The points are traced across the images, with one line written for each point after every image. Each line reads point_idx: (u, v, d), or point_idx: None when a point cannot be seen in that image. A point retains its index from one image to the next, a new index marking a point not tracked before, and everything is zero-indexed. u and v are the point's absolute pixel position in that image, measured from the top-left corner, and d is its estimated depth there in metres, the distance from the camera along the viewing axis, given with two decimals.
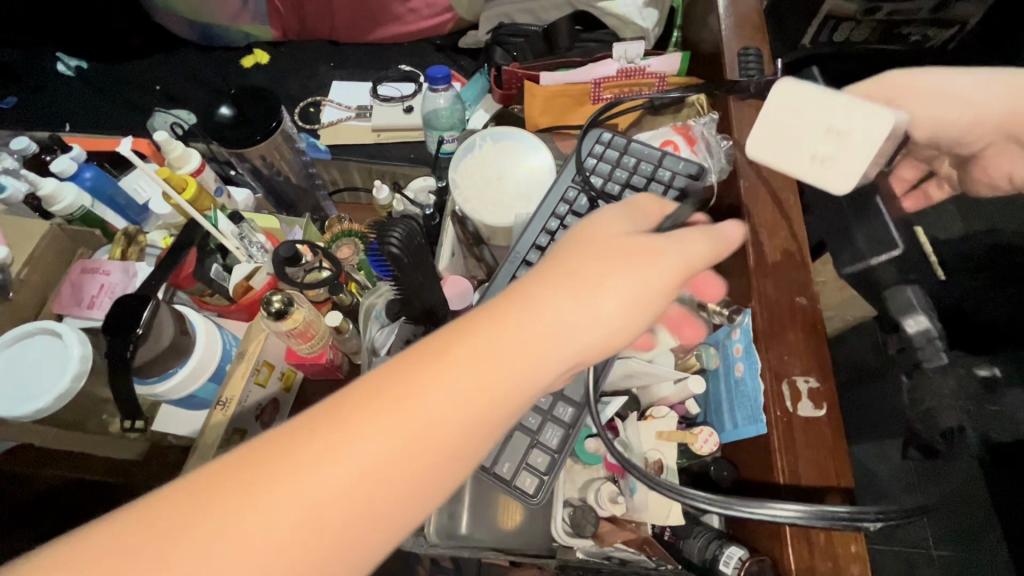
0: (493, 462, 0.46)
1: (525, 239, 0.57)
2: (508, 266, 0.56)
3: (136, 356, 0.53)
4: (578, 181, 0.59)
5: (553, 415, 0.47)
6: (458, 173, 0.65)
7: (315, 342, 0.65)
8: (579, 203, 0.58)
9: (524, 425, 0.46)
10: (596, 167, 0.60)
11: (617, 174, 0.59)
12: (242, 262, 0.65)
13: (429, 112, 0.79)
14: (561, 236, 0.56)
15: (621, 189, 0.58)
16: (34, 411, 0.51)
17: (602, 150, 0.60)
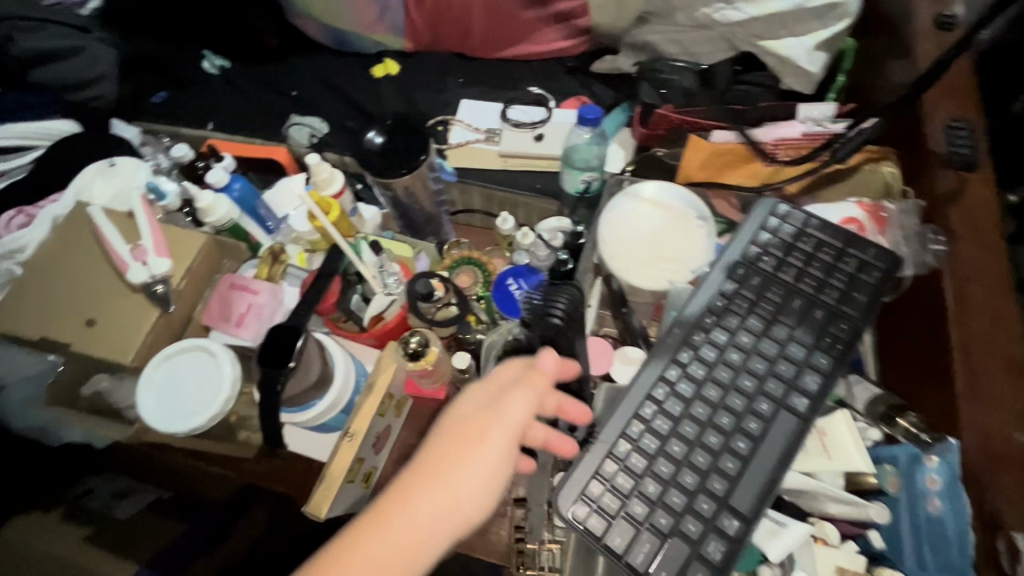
0: (649, 570, 0.43)
1: (685, 315, 0.51)
2: (667, 342, 0.50)
3: (285, 389, 0.55)
4: (749, 256, 0.53)
5: (715, 526, 0.43)
6: (606, 224, 0.61)
7: (439, 377, 0.66)
8: (749, 280, 0.52)
9: (683, 532, 0.43)
10: (770, 241, 0.53)
11: (794, 253, 0.52)
12: (379, 292, 0.64)
13: (571, 148, 0.77)
14: (728, 317, 0.50)
15: (800, 270, 0.51)
16: (189, 429, 0.53)
17: (777, 223, 0.54)
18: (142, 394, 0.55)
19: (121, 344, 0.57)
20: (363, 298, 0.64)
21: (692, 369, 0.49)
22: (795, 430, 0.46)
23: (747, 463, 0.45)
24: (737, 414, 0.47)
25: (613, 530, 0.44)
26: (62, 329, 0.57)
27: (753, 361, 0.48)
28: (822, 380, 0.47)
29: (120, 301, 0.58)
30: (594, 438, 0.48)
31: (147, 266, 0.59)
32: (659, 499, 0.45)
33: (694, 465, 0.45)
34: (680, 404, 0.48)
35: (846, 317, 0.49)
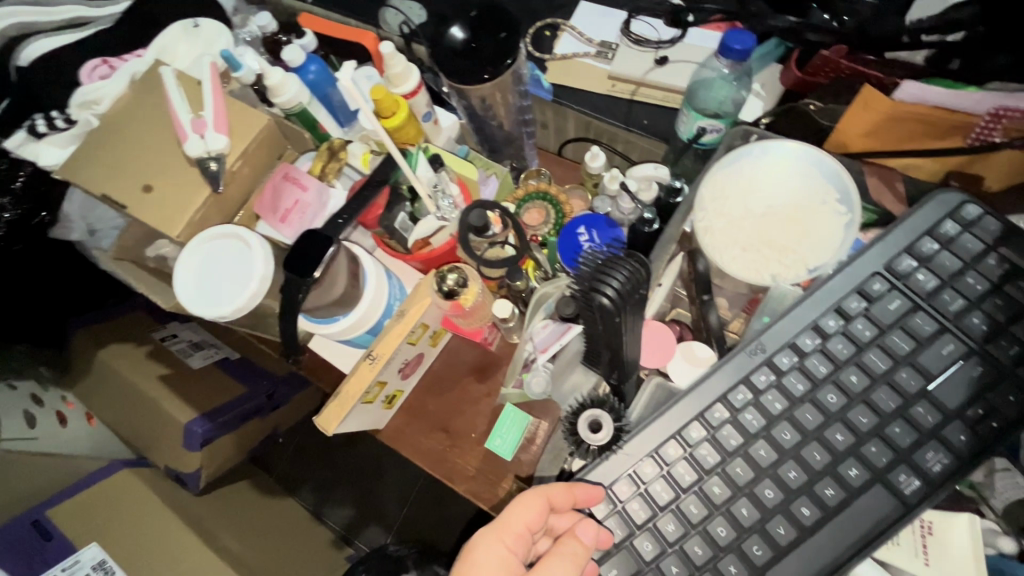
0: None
1: (780, 328, 0.39)
2: (741, 355, 0.39)
3: (306, 300, 0.51)
4: (896, 268, 0.38)
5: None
6: (710, 187, 0.48)
7: (477, 320, 0.60)
8: (885, 302, 0.38)
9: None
10: (937, 254, 0.38)
11: (966, 279, 0.38)
12: (430, 214, 0.57)
13: (696, 86, 0.60)
14: (838, 346, 0.38)
15: (969, 305, 0.37)
16: (214, 317, 0.52)
17: (956, 231, 0.38)
18: (179, 270, 0.54)
19: (171, 216, 0.56)
20: (410, 217, 0.58)
21: (767, 401, 0.38)
22: (887, 514, 0.36)
23: (806, 537, 0.36)
24: (811, 474, 0.37)
25: (610, 560, 0.38)
26: (121, 190, 0.57)
27: (855, 414, 0.37)
28: (952, 464, 0.36)
29: (175, 171, 0.57)
30: (617, 445, 0.40)
31: (204, 140, 0.57)
32: (678, 543, 0.37)
33: (731, 516, 0.37)
34: (736, 437, 0.38)
35: (1018, 388, 0.36)
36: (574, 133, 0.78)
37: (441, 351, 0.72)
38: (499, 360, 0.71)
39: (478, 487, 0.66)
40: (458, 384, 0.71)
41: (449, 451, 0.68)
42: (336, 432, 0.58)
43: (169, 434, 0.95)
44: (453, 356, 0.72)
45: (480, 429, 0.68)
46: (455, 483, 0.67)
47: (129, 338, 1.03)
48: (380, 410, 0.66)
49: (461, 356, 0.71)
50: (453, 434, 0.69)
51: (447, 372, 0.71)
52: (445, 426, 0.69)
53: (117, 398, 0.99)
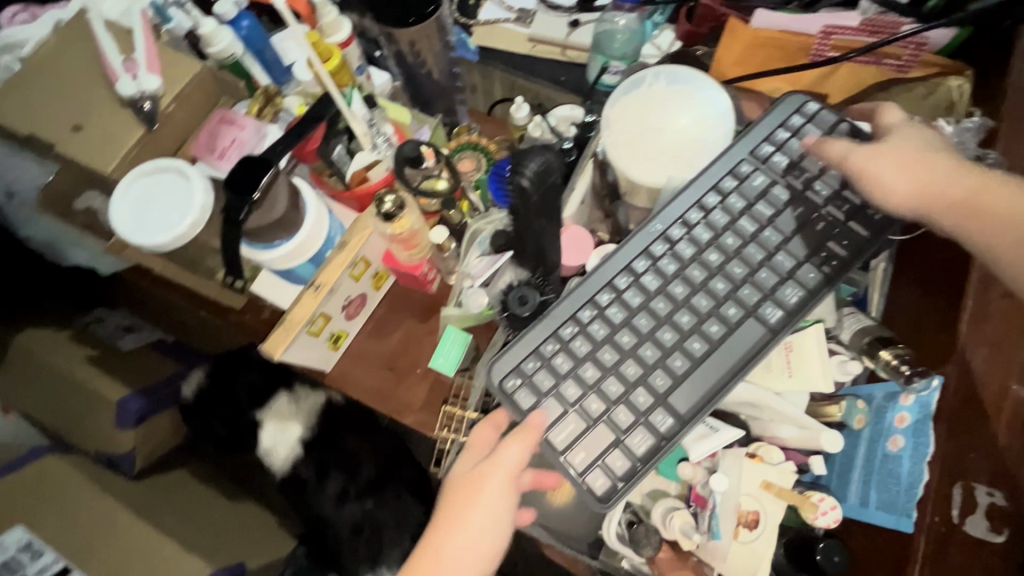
0: (566, 448, 0.44)
1: (673, 207, 0.49)
2: (641, 233, 0.48)
3: (248, 221, 0.54)
4: (758, 153, 0.49)
5: (647, 421, 0.44)
6: (614, 109, 0.55)
7: (415, 251, 0.64)
8: (751, 180, 0.49)
9: (612, 420, 0.44)
10: (787, 141, 0.50)
11: (809, 159, 0.49)
12: (366, 149, 0.61)
13: (602, 35, 0.67)
14: (717, 216, 0.48)
15: (811, 178, 0.49)
16: (154, 245, 0.54)
17: (800, 123, 0.50)
18: (116, 202, 0.55)
19: (102, 154, 0.57)
20: (347, 152, 0.62)
21: (664, 264, 0.47)
22: (758, 340, 0.45)
23: (698, 365, 0.45)
24: (700, 317, 0.46)
25: (540, 406, 0.44)
26: (49, 131, 0.57)
27: (732, 266, 0.47)
28: (803, 296, 0.46)
29: (108, 111, 0.58)
30: (544, 314, 0.47)
31: (136, 81, 0.57)
32: (595, 385, 0.45)
33: (639, 358, 0.45)
34: (639, 295, 0.46)
35: (850, 236, 0.47)
36: (501, 94, 0.85)
37: (384, 296, 0.75)
38: (439, 300, 0.75)
39: (425, 417, 0.71)
40: (401, 326, 0.74)
41: (396, 387, 0.72)
42: (281, 359, 0.60)
43: (101, 415, 0.92)
44: (395, 300, 0.75)
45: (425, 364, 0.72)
46: (402, 415, 0.71)
47: (51, 322, 0.98)
48: (326, 350, 0.69)
49: (403, 299, 0.75)
50: (398, 371, 0.73)
51: (390, 314, 0.74)
52: (391, 365, 0.73)
53: (39, 384, 0.94)
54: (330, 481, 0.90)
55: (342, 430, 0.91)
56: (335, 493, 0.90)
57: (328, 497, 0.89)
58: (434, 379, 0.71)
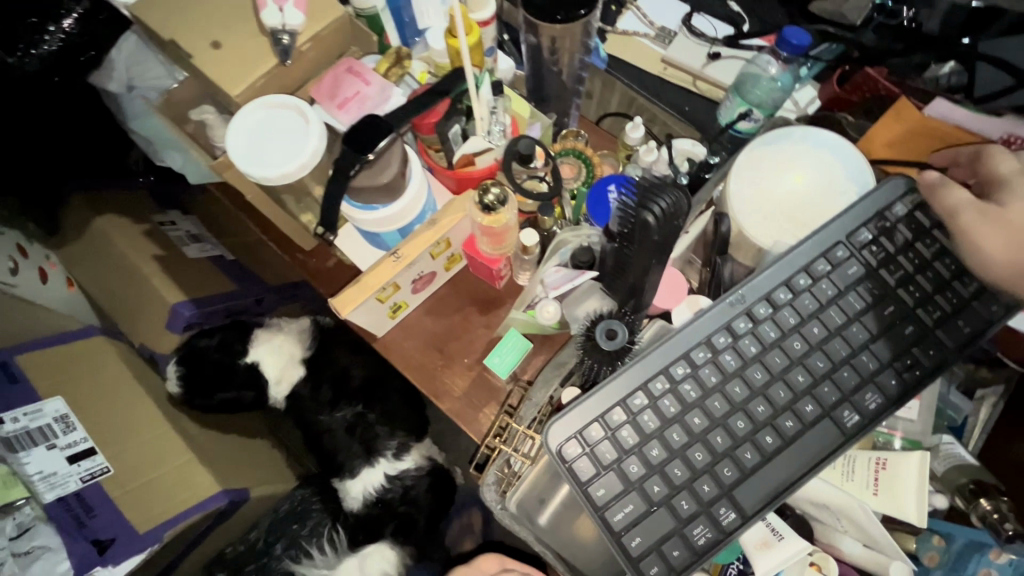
0: (624, 530, 0.43)
1: (759, 284, 0.47)
2: (722, 306, 0.47)
3: (354, 178, 0.53)
4: (857, 241, 0.48)
5: (709, 511, 0.44)
6: (747, 158, 0.52)
7: (501, 247, 0.64)
8: (844, 268, 0.47)
9: (674, 505, 0.44)
10: (886, 231, 0.48)
11: (908, 254, 0.48)
12: (480, 134, 0.60)
13: (746, 78, 0.64)
14: (806, 302, 0.47)
15: (907, 276, 0.48)
16: (259, 177, 0.54)
17: (900, 214, 0.48)
18: (234, 125, 0.55)
19: (232, 76, 0.58)
20: (461, 133, 0.61)
21: (744, 345, 0.46)
22: (832, 441, 0.45)
23: (766, 461, 0.45)
24: (775, 409, 0.45)
25: (600, 481, 0.44)
26: (189, 41, 0.58)
27: (815, 360, 0.46)
28: (882, 404, 0.46)
29: (247, 36, 0.58)
30: (609, 379, 0.45)
31: (281, 13, 0.58)
32: (660, 464, 0.44)
33: (708, 444, 0.45)
34: (715, 375, 0.45)
35: (936, 345, 0.47)
36: (615, 108, 0.83)
37: (451, 278, 0.74)
38: (502, 297, 0.74)
39: (461, 407, 0.71)
40: (459, 312, 0.74)
41: (441, 370, 0.72)
42: (346, 317, 0.60)
43: (154, 313, 0.96)
44: (460, 284, 0.74)
45: (474, 355, 0.72)
46: (440, 399, 0.71)
47: (128, 213, 1.02)
48: (385, 316, 0.68)
49: (468, 286, 0.74)
50: (447, 355, 0.72)
51: (453, 297, 0.74)
52: (440, 347, 0.73)
53: (108, 269, 0.99)
54: (324, 389, 0.90)
55: (333, 345, 0.92)
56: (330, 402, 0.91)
57: (320, 403, 0.90)
58: (480, 373, 0.71)
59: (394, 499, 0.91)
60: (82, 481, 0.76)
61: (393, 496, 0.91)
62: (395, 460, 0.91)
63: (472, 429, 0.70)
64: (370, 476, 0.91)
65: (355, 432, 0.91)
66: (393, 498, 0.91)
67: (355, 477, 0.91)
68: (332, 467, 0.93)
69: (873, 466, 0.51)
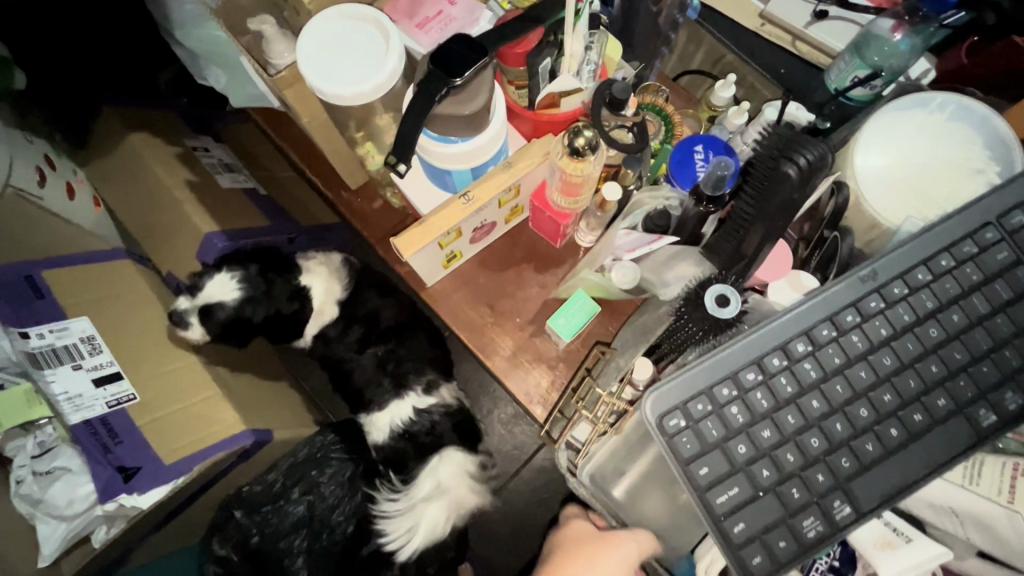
0: (726, 514, 0.42)
1: (892, 262, 0.45)
2: (851, 280, 0.45)
3: (439, 106, 0.48)
4: (1010, 224, 0.45)
5: (822, 504, 0.43)
6: (879, 122, 0.49)
7: (576, 201, 0.58)
8: (995, 251, 0.45)
9: (783, 493, 0.43)
10: None
11: None
12: (570, 72, 0.55)
13: (869, 37, 0.58)
14: (945, 287, 0.45)
15: None
16: (330, 95, 0.49)
17: None
18: (307, 32, 0.50)
19: None
20: (550, 69, 0.55)
21: (873, 327, 0.44)
22: (958, 441, 0.44)
23: (886, 455, 0.43)
24: (901, 400, 0.44)
25: (702, 459, 0.43)
26: None
27: (948, 351, 0.44)
28: (1018, 407, 0.44)
29: None
30: (724, 345, 0.44)
31: None
32: (771, 448, 0.43)
33: (826, 431, 0.43)
34: (839, 356, 0.44)
35: None
36: (697, 66, 0.76)
37: (509, 231, 0.69)
38: (562, 257, 0.69)
39: (509, 368, 0.66)
40: (515, 269, 0.69)
41: (489, 327, 0.68)
42: (406, 259, 0.56)
43: (184, 241, 0.91)
44: (518, 239, 0.69)
45: (527, 316, 0.68)
46: (488, 357, 0.67)
47: (161, 133, 0.96)
48: (439, 264, 0.64)
49: (526, 242, 0.70)
50: (498, 313, 0.68)
51: (509, 252, 0.69)
52: (490, 303, 0.68)
53: (138, 190, 0.94)
54: (354, 330, 0.87)
55: (363, 287, 0.88)
56: (358, 340, 0.87)
57: (347, 342, 0.87)
58: (532, 334, 0.67)
59: (419, 433, 0.84)
60: (107, 406, 0.73)
61: (419, 428, 0.85)
62: (424, 393, 0.86)
63: (519, 392, 0.66)
64: (398, 408, 0.85)
65: (385, 367, 0.87)
66: (420, 431, 0.85)
67: (382, 410, 0.86)
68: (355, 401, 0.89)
69: (1009, 472, 0.47)
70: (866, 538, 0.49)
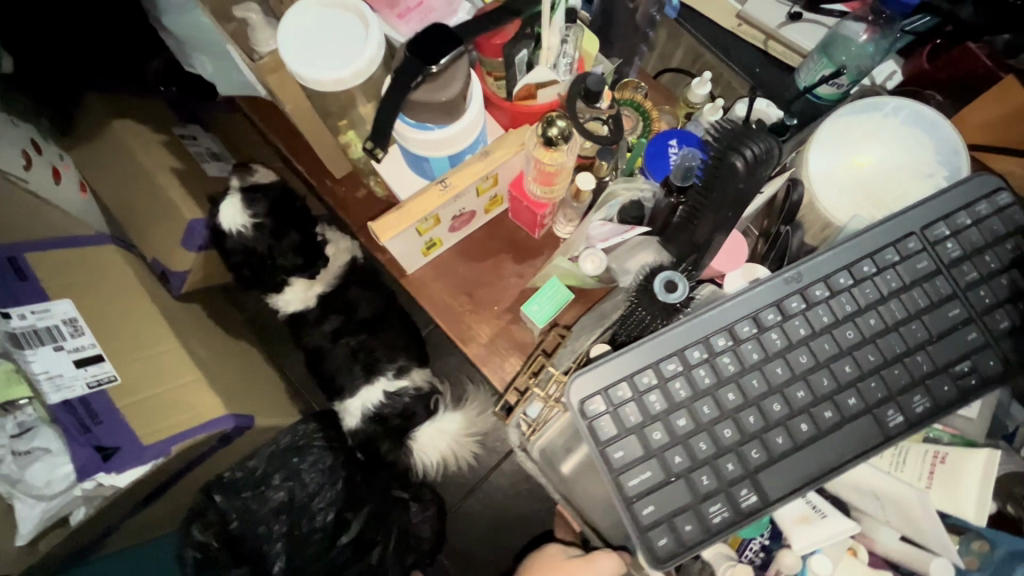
0: (637, 496, 0.43)
1: (818, 265, 0.47)
2: (776, 279, 0.47)
3: (414, 93, 0.49)
4: (931, 236, 0.47)
5: (729, 491, 0.44)
6: (837, 124, 0.50)
7: (551, 189, 0.59)
8: (915, 260, 0.47)
9: (693, 480, 0.44)
10: (963, 230, 0.47)
11: (983, 257, 0.47)
12: (547, 65, 0.56)
13: (838, 36, 0.59)
14: (865, 292, 0.46)
15: (975, 280, 0.47)
16: (311, 79, 0.50)
17: (982, 212, 0.47)
18: (286, 23, 0.51)
19: None
20: (526, 60, 0.57)
21: (793, 326, 0.46)
22: (868, 438, 0.45)
23: (794, 449, 0.45)
24: (814, 397, 0.45)
25: (619, 443, 0.44)
26: None
27: (865, 353, 0.46)
28: (928, 410, 0.46)
29: None
30: (651, 334, 0.46)
31: None
32: (685, 437, 0.44)
33: (738, 422, 0.45)
34: (757, 352, 0.45)
35: (994, 358, 0.46)
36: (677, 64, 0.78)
37: (490, 221, 0.71)
38: (540, 248, 0.71)
39: (485, 355, 0.68)
40: (494, 258, 0.70)
41: (467, 315, 0.69)
42: (383, 244, 0.57)
43: (169, 225, 0.92)
44: (497, 229, 0.71)
45: (503, 304, 0.69)
46: (466, 343, 0.68)
47: (148, 121, 0.97)
48: (418, 253, 0.66)
49: (505, 233, 0.71)
50: (476, 300, 0.69)
51: (491, 242, 0.71)
52: (470, 292, 0.70)
53: (125, 178, 0.94)
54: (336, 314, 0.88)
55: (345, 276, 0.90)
56: (331, 330, 0.89)
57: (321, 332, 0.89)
58: (507, 322, 0.68)
59: (392, 417, 0.88)
60: (87, 387, 0.73)
61: (392, 411, 0.88)
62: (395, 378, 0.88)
63: (496, 378, 0.67)
64: (368, 394, 0.88)
65: (358, 356, 0.89)
66: (391, 413, 0.88)
67: (354, 396, 0.89)
68: (328, 389, 0.91)
69: (929, 459, 0.50)
70: (785, 512, 0.51)
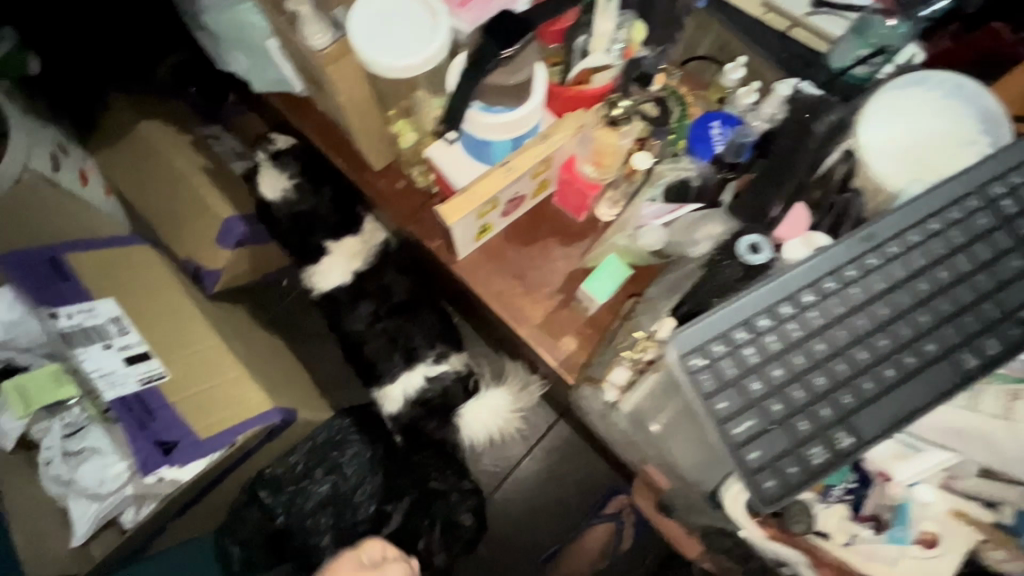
0: (743, 442, 0.45)
1: (890, 223, 0.49)
2: (853, 238, 0.49)
3: (491, 78, 0.53)
4: (995, 191, 0.49)
5: (827, 435, 0.45)
6: (886, 98, 0.54)
7: (606, 170, 0.63)
8: (981, 214, 0.49)
9: (792, 426, 0.45)
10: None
11: None
12: (602, 51, 0.59)
13: (864, 22, 0.63)
14: (937, 245, 0.49)
15: None
16: (382, 66, 0.52)
17: None
18: (356, 12, 0.52)
19: None
20: (584, 47, 0.60)
21: (871, 280, 0.48)
22: (954, 381, 0.47)
23: (885, 392, 0.46)
24: (898, 344, 0.47)
25: (721, 393, 0.46)
26: None
27: (941, 302, 0.48)
28: (1007, 352, 0.47)
29: None
30: (741, 293, 0.48)
31: None
32: (781, 386, 0.46)
33: (830, 371, 0.46)
34: (841, 305, 0.47)
35: None
36: None
37: (534, 206, 0.72)
38: (585, 231, 0.72)
39: (538, 335, 0.70)
40: (541, 241, 0.72)
41: (518, 297, 0.71)
42: (448, 227, 0.59)
43: (201, 225, 0.92)
44: (542, 214, 0.73)
45: (552, 286, 0.71)
46: (518, 324, 0.70)
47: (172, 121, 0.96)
48: (470, 237, 0.67)
49: (550, 217, 0.73)
50: (526, 283, 0.71)
51: (537, 226, 0.72)
52: (519, 275, 0.71)
53: (153, 179, 0.94)
54: None
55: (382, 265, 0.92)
56: (369, 315, 0.93)
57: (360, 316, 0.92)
58: (557, 302, 0.70)
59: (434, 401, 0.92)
60: (140, 383, 0.73)
61: (432, 395, 0.92)
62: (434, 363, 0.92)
63: (551, 356, 0.69)
64: (409, 379, 0.92)
65: (397, 342, 0.92)
66: (433, 396, 0.92)
67: (394, 381, 0.92)
68: (367, 372, 0.94)
69: None
70: (879, 452, 0.52)
